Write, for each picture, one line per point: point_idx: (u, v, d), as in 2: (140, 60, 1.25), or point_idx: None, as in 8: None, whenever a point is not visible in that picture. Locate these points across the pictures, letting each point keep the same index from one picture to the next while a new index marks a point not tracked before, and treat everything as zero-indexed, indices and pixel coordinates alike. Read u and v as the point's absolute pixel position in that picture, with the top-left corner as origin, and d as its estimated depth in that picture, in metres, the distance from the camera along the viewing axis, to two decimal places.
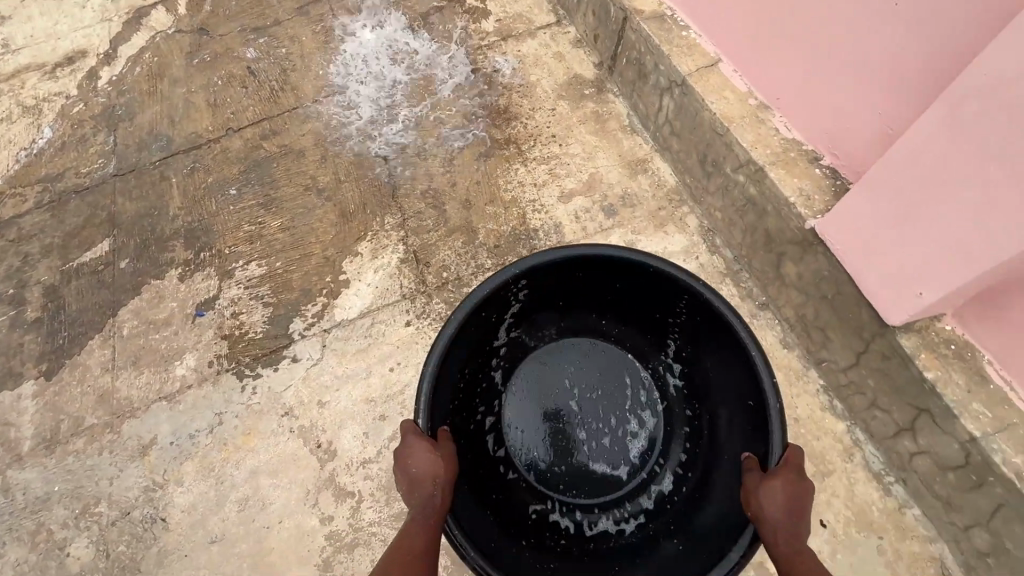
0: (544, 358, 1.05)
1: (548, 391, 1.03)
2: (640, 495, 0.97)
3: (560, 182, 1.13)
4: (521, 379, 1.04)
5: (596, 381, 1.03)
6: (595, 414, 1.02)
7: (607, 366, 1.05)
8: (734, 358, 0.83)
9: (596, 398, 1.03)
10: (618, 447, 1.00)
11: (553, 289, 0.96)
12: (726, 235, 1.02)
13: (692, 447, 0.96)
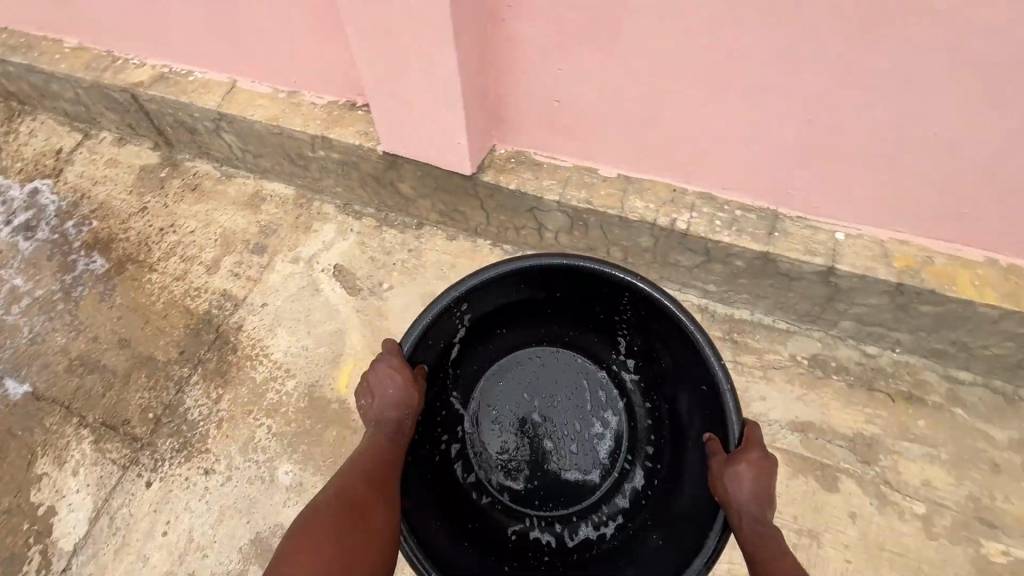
0: (492, 374, 1.58)
1: (518, 408, 1.55)
2: (616, 498, 1.48)
3: (279, 262, 1.51)
4: (479, 396, 1.56)
5: (557, 394, 1.57)
6: (571, 416, 1.55)
7: (577, 392, 1.57)
8: (674, 345, 1.34)
9: (547, 394, 1.57)
10: (589, 458, 1.53)
11: (502, 310, 1.47)
12: (389, 245, 1.47)
13: (655, 441, 1.47)
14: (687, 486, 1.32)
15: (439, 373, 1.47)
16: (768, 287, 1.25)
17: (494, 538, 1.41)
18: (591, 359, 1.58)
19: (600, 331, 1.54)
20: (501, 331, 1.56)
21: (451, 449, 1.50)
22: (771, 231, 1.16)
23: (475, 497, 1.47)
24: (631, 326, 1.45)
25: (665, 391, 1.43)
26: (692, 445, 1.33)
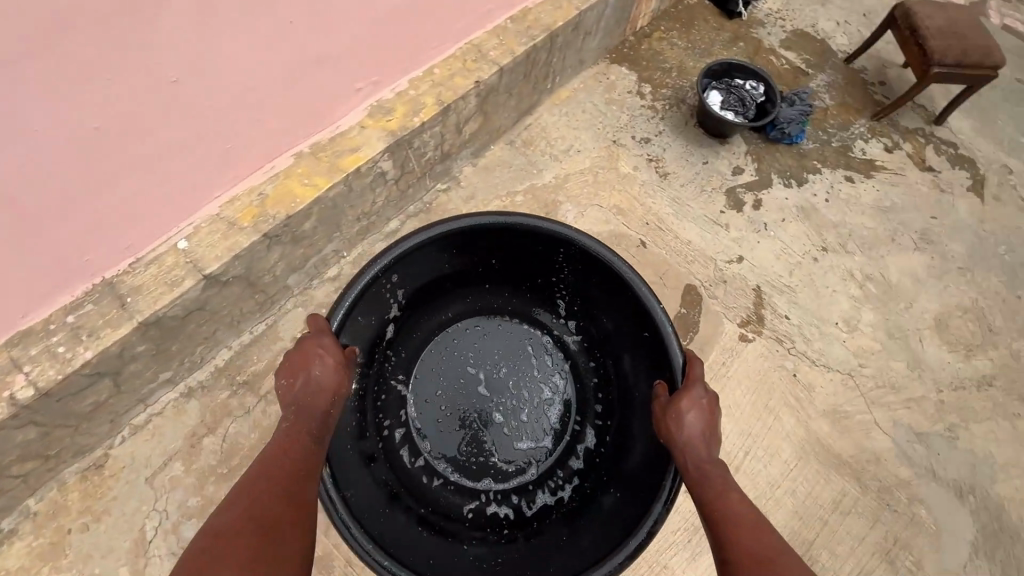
0: (428, 353, 1.76)
1: (454, 390, 1.73)
2: (572, 460, 1.69)
3: (144, 512, 1.32)
4: (416, 377, 1.73)
5: (506, 361, 1.78)
6: (524, 390, 1.76)
7: (523, 364, 1.78)
8: (608, 308, 1.65)
9: (495, 361, 1.77)
10: (543, 422, 1.74)
11: (418, 289, 1.64)
12: (222, 458, 1.39)
13: (605, 398, 1.71)
14: (636, 441, 1.56)
15: (373, 355, 1.61)
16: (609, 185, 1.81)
17: (444, 516, 1.55)
18: (533, 325, 1.82)
19: (540, 295, 1.79)
20: (422, 315, 1.74)
21: (394, 434, 1.64)
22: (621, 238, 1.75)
23: (430, 481, 1.62)
24: (576, 284, 1.69)
25: (608, 349, 1.70)
26: (634, 401, 1.61)
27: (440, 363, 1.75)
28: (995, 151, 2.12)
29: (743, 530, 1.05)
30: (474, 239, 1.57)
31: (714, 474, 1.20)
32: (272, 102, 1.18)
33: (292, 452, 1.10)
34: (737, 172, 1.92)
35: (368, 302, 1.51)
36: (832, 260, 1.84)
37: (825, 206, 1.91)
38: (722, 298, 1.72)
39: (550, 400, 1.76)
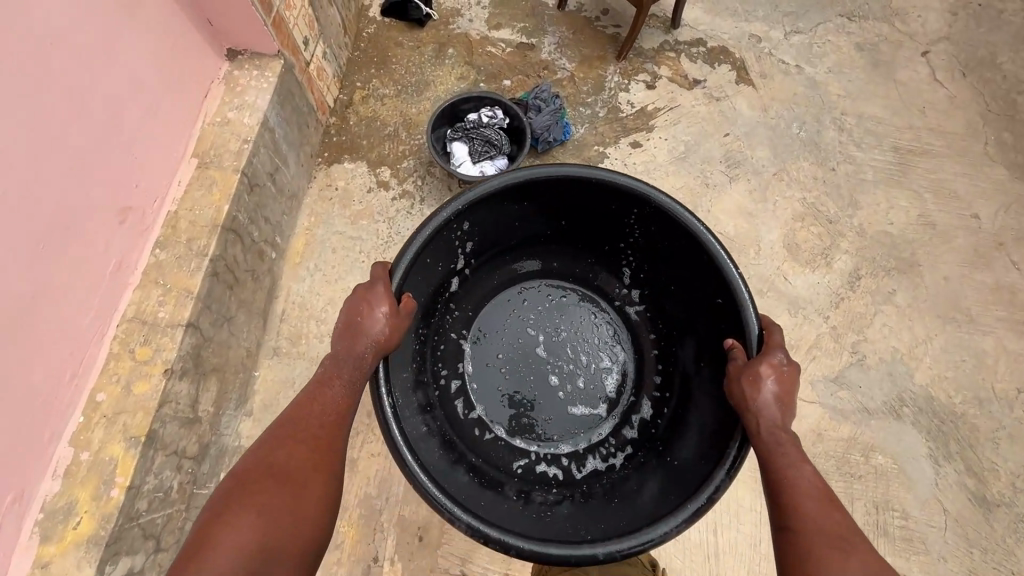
0: (493, 306, 1.67)
1: (533, 333, 1.66)
2: (625, 432, 1.57)
3: None
4: (480, 330, 1.65)
5: (569, 325, 1.67)
6: (596, 347, 1.66)
7: (582, 323, 1.68)
8: (684, 276, 1.47)
9: (555, 317, 1.68)
10: (594, 391, 1.62)
11: (534, 213, 1.53)
12: None
13: (666, 367, 1.58)
14: (696, 394, 1.44)
15: (434, 305, 1.53)
16: None
17: (498, 471, 1.47)
18: (591, 282, 1.70)
19: (600, 254, 1.65)
20: (483, 274, 1.64)
21: (451, 388, 1.57)
22: None
23: (479, 432, 1.55)
24: (637, 241, 1.54)
25: (685, 314, 1.51)
26: (689, 355, 1.50)
27: (548, 285, 1.70)
28: (780, 20, 2.02)
29: (823, 513, 0.95)
30: (517, 198, 1.44)
31: (792, 450, 1.06)
32: (44, 267, 0.96)
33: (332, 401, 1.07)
34: (645, 141, 1.77)
35: (436, 248, 1.42)
36: (776, 205, 1.68)
37: (766, 161, 1.75)
38: None
39: (605, 367, 1.62)
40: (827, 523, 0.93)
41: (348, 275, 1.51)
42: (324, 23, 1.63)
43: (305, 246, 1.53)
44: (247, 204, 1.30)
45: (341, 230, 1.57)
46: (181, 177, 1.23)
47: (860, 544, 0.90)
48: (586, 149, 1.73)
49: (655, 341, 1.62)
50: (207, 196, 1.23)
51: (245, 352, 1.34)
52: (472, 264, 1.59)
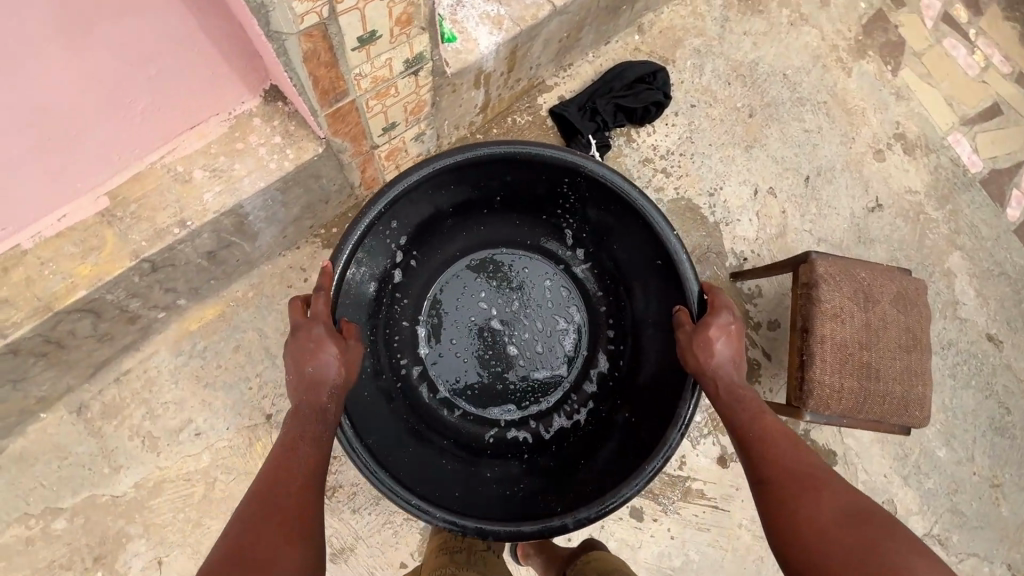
0: (442, 296, 1.28)
1: (474, 315, 1.28)
2: (584, 384, 1.28)
3: None
4: (438, 311, 1.28)
5: (521, 300, 1.30)
6: (536, 313, 1.30)
7: (533, 291, 1.30)
8: (630, 245, 1.15)
9: (509, 290, 1.30)
10: (552, 348, 1.29)
11: (487, 189, 1.16)
12: None
13: (615, 325, 1.27)
14: (649, 362, 1.15)
15: (381, 299, 1.17)
16: None
17: (467, 449, 1.19)
18: (541, 250, 1.31)
19: (541, 222, 1.28)
20: (429, 253, 1.25)
21: (413, 370, 1.24)
22: None
23: (450, 413, 1.24)
24: (584, 211, 1.19)
25: (632, 287, 1.20)
26: (638, 313, 1.20)
27: (490, 248, 1.31)
28: (941, 511, 1.42)
29: (803, 471, 0.75)
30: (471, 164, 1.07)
31: (764, 414, 0.86)
32: None
33: (312, 439, 0.84)
34: (653, 520, 1.30)
35: (376, 246, 1.09)
36: None
37: None
38: None
39: (563, 322, 1.30)
40: (807, 492, 0.72)
41: (223, 392, 1.17)
42: (447, 106, 1.14)
43: (215, 320, 1.18)
44: (133, 285, 0.94)
45: (266, 335, 1.20)
46: (69, 213, 0.86)
47: (843, 496, 0.70)
48: None
49: (607, 305, 1.28)
50: (74, 259, 0.86)
51: (34, 399, 1.05)
52: (410, 255, 1.20)
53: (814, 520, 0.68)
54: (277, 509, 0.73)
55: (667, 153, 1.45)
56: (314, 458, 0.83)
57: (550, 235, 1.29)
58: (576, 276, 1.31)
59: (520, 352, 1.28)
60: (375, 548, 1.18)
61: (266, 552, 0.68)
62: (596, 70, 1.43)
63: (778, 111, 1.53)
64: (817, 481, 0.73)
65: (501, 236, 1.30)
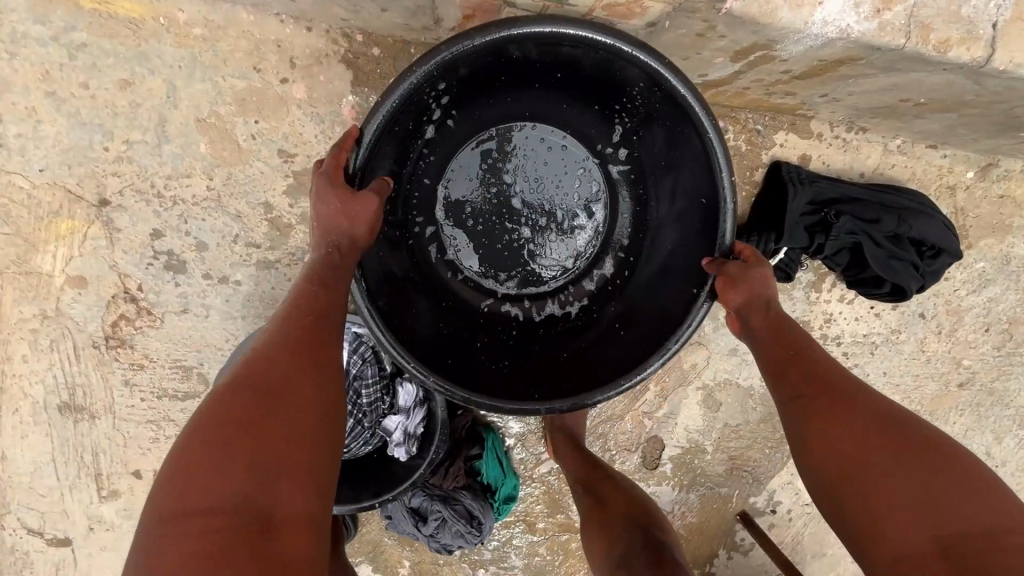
0: (471, 161, 0.76)
1: (502, 187, 0.77)
2: (585, 276, 0.80)
3: None
4: (461, 191, 0.77)
5: (546, 183, 0.78)
6: (555, 188, 0.78)
7: (556, 174, 0.78)
8: (683, 158, 0.64)
9: (524, 166, 0.77)
10: (563, 242, 0.80)
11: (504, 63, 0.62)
12: None
13: (639, 223, 0.76)
14: (658, 262, 0.72)
15: (406, 161, 0.68)
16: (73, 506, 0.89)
17: (469, 324, 0.76)
18: (574, 135, 0.76)
19: (576, 105, 0.72)
20: (473, 112, 0.72)
21: (427, 233, 0.77)
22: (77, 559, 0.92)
23: (451, 277, 0.78)
24: (640, 109, 0.66)
25: (668, 192, 0.69)
26: (663, 215, 0.71)
27: (500, 122, 0.75)
28: None
29: (858, 440, 0.51)
30: (535, 41, 0.58)
31: (800, 363, 0.57)
32: None
33: (329, 292, 0.55)
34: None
35: (402, 114, 0.61)
36: None
37: None
38: None
39: (589, 197, 0.78)
40: (897, 497, 0.47)
41: (65, 124, 0.74)
42: (663, 42, 0.59)
43: (120, 24, 0.72)
44: None
45: (175, 103, 0.74)
46: None
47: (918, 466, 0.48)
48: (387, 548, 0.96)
49: (630, 196, 0.76)
50: None
51: None
52: (447, 108, 0.68)
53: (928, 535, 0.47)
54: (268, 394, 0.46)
55: (833, 338, 0.94)
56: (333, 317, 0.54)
57: (578, 118, 0.74)
58: (601, 161, 0.76)
59: (543, 227, 0.79)
60: (117, 435, 0.86)
61: (249, 456, 0.43)
62: (881, 166, 0.86)
63: (991, 406, 1.02)
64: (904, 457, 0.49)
65: (504, 117, 0.74)
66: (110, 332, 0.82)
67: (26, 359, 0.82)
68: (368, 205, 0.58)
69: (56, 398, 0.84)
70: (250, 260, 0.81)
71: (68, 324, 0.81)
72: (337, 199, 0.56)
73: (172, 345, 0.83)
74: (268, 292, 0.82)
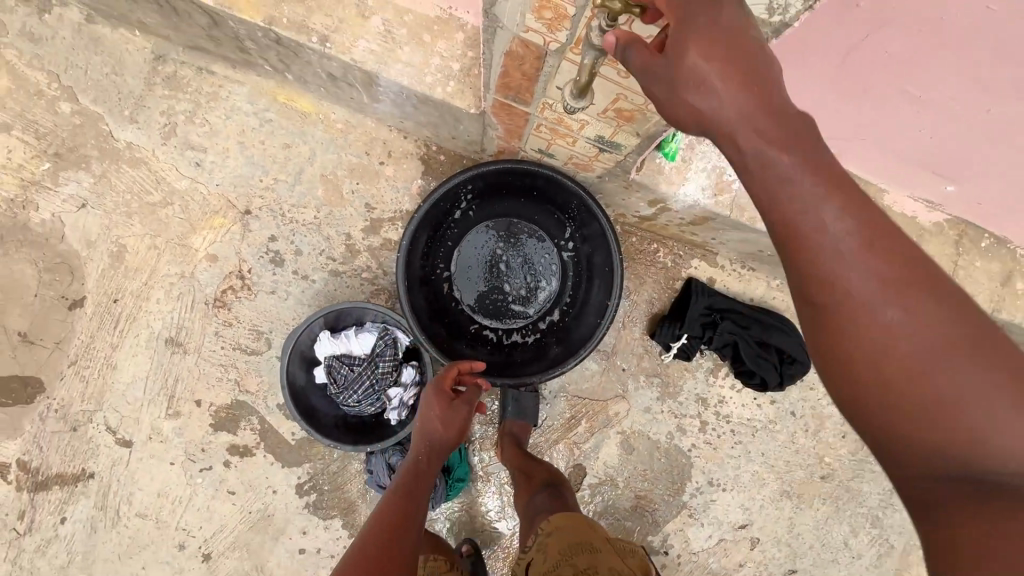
0: (481, 231, 1.20)
1: (498, 252, 1.21)
2: (539, 319, 1.22)
3: None
4: (470, 250, 1.21)
5: (523, 256, 1.21)
6: (530, 261, 1.21)
7: (530, 251, 1.21)
8: (600, 253, 1.09)
9: (512, 243, 1.21)
10: (530, 296, 1.21)
11: (501, 180, 1.07)
12: None
13: (575, 290, 1.19)
14: (583, 317, 1.14)
15: (441, 221, 1.12)
16: (145, 417, 1.21)
17: (461, 334, 1.18)
18: (544, 230, 1.20)
19: (548, 213, 1.16)
20: (486, 207, 1.17)
21: (444, 275, 1.19)
22: (129, 460, 1.21)
23: (454, 305, 1.20)
24: (581, 221, 1.10)
25: (593, 273, 1.13)
26: (590, 289, 1.14)
27: (500, 213, 1.19)
28: None
29: (925, 338, 0.40)
30: (524, 172, 1.03)
31: (836, 236, 0.42)
32: None
33: (425, 461, 0.90)
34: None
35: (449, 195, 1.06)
36: None
37: None
38: (48, 459, 1.20)
39: (552, 271, 1.21)
40: (951, 360, 0.39)
41: (242, 161, 1.18)
42: (609, 188, 1.01)
43: (295, 113, 1.17)
44: (255, 35, 0.92)
45: (312, 163, 1.18)
46: None
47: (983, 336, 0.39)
48: (359, 506, 1.24)
49: (575, 274, 1.19)
50: None
51: (140, 20, 1.10)
52: (470, 201, 1.14)
53: (958, 406, 0.39)
54: (397, 515, 0.77)
55: (723, 415, 1.27)
56: (426, 479, 0.88)
57: (550, 220, 1.17)
58: (561, 249, 1.20)
59: (520, 284, 1.21)
60: (196, 370, 1.20)
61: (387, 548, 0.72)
62: (762, 297, 1.24)
63: (845, 502, 1.30)
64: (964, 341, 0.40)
65: (505, 207, 1.18)
66: (219, 296, 1.19)
67: (158, 301, 1.19)
68: (464, 415, 0.97)
69: (166, 334, 1.19)
70: (326, 268, 1.20)
71: (195, 284, 1.19)
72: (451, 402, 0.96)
73: (255, 314, 1.20)
74: (331, 292, 1.20)
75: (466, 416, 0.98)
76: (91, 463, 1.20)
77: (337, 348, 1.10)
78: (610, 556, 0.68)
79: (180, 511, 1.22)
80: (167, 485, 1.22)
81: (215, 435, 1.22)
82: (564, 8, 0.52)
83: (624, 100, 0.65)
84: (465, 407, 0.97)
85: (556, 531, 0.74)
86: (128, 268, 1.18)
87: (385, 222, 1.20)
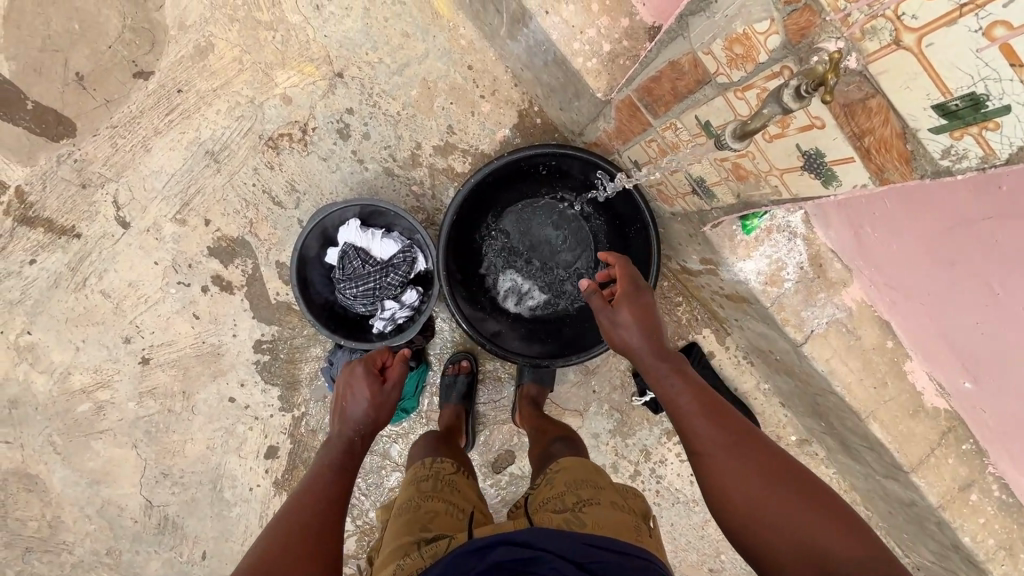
0: (542, 206, 1.16)
1: (545, 233, 1.17)
2: (544, 314, 1.17)
3: None
4: (523, 216, 1.17)
5: (565, 250, 1.17)
6: (569, 257, 1.17)
7: (574, 249, 1.17)
8: None
9: (563, 232, 1.17)
10: (548, 288, 1.17)
11: (587, 171, 1.05)
12: None
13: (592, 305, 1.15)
14: (585, 333, 1.12)
15: (514, 176, 1.09)
16: (152, 209, 1.20)
17: (474, 284, 1.14)
18: (595, 238, 1.16)
19: (609, 226, 1.13)
20: (558, 188, 1.14)
21: (489, 225, 1.15)
22: (116, 240, 1.20)
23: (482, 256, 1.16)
24: (633, 251, 1.09)
25: None
26: None
27: (568, 199, 1.15)
28: None
29: (748, 468, 0.62)
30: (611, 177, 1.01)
31: (694, 409, 0.68)
32: None
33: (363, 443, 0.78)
34: (261, 471, 1.27)
35: (536, 157, 1.04)
36: (78, 513, 1.28)
37: (138, 561, 1.29)
38: (41, 199, 1.18)
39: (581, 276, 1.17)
40: (753, 473, 0.61)
41: (357, 27, 1.16)
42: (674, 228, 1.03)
43: (428, 9, 1.15)
44: None
45: (420, 63, 1.17)
46: None
47: (789, 471, 0.62)
48: (303, 388, 1.25)
49: None
50: None
51: None
52: (550, 174, 1.10)
53: (756, 499, 0.60)
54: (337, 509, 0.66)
55: (657, 474, 1.30)
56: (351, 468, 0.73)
57: (606, 232, 1.15)
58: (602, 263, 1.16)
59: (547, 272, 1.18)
60: (219, 192, 1.19)
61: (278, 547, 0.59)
62: (747, 392, 1.27)
63: None
64: (767, 468, 0.62)
65: (576, 199, 1.14)
66: (275, 137, 1.18)
67: (217, 112, 1.17)
68: (391, 397, 0.84)
69: (210, 145, 1.18)
70: (383, 163, 1.19)
71: (258, 115, 1.17)
72: (377, 385, 0.83)
73: (299, 169, 1.19)
74: (376, 187, 1.20)
75: (397, 395, 0.85)
76: (82, 224, 1.19)
77: (359, 240, 1.10)
78: (610, 495, 0.80)
79: (141, 308, 1.22)
80: (139, 279, 1.21)
81: (206, 259, 1.21)
82: (757, 53, 0.57)
83: (748, 160, 0.68)
84: (394, 385, 0.85)
85: (563, 469, 0.86)
86: (207, 67, 1.16)
87: (458, 151, 1.19)
